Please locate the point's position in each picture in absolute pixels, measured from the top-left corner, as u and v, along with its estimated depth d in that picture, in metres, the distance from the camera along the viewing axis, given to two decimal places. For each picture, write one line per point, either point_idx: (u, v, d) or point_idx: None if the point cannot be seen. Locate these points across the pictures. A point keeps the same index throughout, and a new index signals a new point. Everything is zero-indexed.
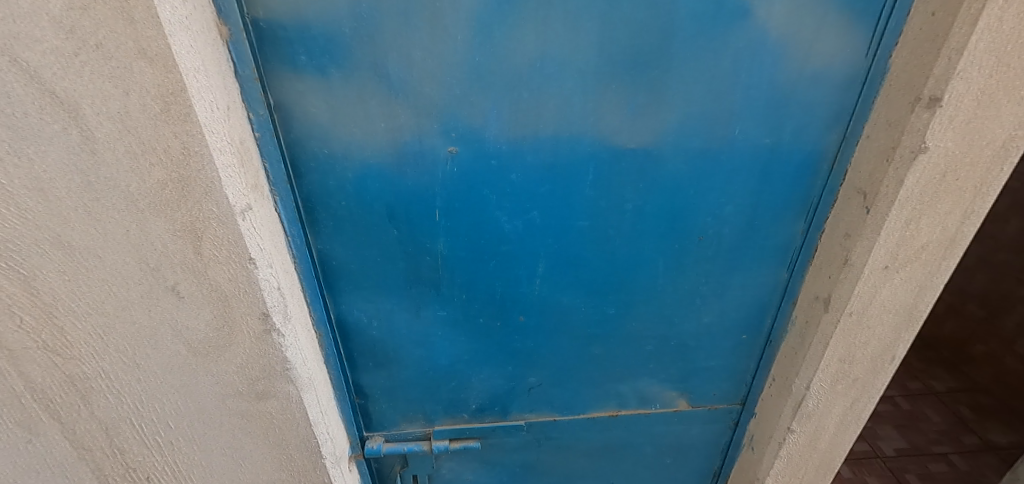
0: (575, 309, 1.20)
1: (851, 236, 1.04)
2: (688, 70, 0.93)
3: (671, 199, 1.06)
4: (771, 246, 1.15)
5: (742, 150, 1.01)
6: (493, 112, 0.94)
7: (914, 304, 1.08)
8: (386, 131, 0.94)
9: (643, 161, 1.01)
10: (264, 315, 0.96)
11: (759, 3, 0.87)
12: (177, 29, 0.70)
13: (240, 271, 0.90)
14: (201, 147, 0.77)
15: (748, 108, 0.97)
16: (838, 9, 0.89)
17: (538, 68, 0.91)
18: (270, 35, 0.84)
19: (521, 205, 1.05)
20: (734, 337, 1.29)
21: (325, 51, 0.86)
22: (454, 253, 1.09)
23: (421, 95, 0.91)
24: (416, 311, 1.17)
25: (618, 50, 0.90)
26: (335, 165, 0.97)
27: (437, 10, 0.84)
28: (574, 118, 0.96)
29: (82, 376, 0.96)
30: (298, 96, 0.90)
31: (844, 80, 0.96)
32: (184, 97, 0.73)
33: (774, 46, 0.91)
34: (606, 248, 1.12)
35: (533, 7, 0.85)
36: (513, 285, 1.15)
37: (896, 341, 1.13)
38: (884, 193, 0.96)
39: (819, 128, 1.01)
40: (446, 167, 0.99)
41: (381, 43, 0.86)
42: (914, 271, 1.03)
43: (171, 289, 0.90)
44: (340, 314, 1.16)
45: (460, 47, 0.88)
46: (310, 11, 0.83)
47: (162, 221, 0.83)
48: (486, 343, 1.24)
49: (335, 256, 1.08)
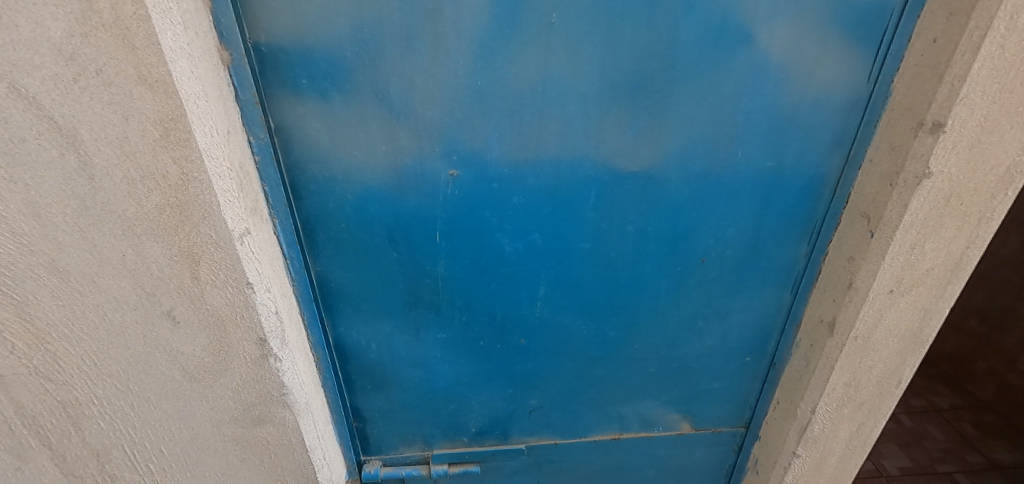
0: (576, 331, 1.19)
1: (855, 260, 1.03)
2: (690, 94, 0.92)
3: (674, 221, 1.06)
4: (775, 268, 1.14)
5: (744, 173, 1.01)
6: (494, 136, 0.93)
7: (920, 328, 1.07)
8: (387, 154, 0.93)
9: (645, 183, 1.01)
10: (262, 340, 0.94)
11: (761, 29, 0.87)
12: (179, 56, 0.70)
13: (238, 295, 0.88)
14: (200, 173, 0.76)
15: (750, 131, 0.96)
16: (840, 34, 0.89)
17: (539, 92, 0.90)
18: (271, 60, 0.84)
19: (522, 227, 1.04)
20: (737, 359, 1.28)
21: (326, 74, 0.86)
22: (454, 275, 1.08)
23: (423, 118, 0.91)
24: (415, 333, 1.15)
25: (620, 74, 0.90)
26: (335, 187, 0.96)
27: (440, 34, 0.84)
28: (576, 142, 0.95)
29: (74, 402, 0.94)
30: (299, 120, 0.89)
31: (847, 103, 0.96)
32: (184, 122, 0.72)
33: (776, 70, 0.91)
34: (608, 270, 1.11)
35: (535, 31, 0.85)
36: (514, 307, 1.14)
37: (902, 364, 1.12)
38: (888, 217, 0.95)
39: (822, 151, 1.00)
40: (447, 189, 0.98)
41: (382, 67, 0.86)
42: (919, 295, 1.02)
43: (167, 314, 0.88)
44: (338, 336, 1.14)
45: (461, 71, 0.87)
46: (312, 36, 0.82)
47: (159, 245, 0.82)
48: (486, 365, 1.22)
49: (334, 278, 1.06)
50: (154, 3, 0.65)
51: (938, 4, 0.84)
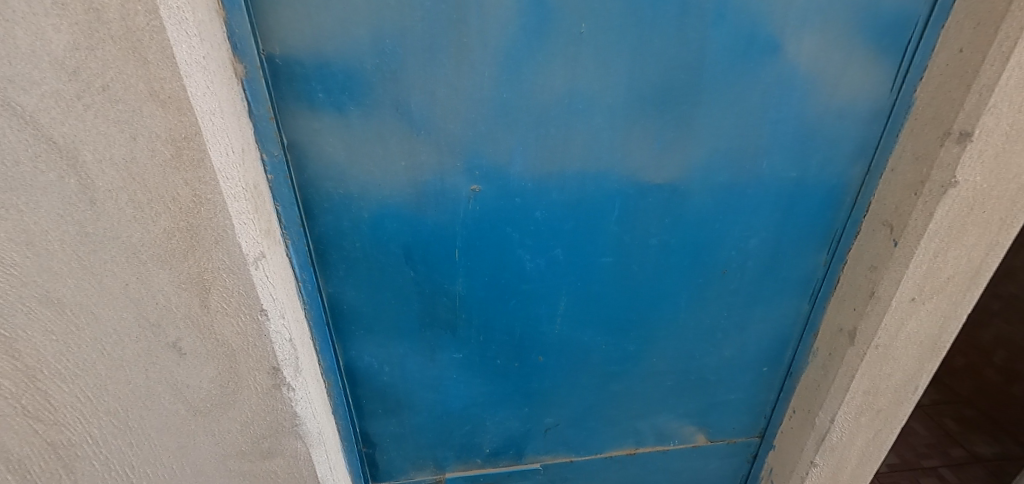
0: (595, 347, 1.16)
1: (877, 269, 1.02)
2: (718, 105, 0.90)
3: (697, 234, 1.04)
4: (794, 278, 1.13)
5: (768, 184, 1.00)
6: (518, 149, 0.90)
7: (939, 335, 1.07)
8: (406, 170, 0.89)
9: (670, 196, 0.98)
10: (275, 370, 0.87)
11: (789, 39, 0.86)
12: (194, 70, 0.64)
13: (250, 323, 0.81)
14: (213, 194, 0.70)
15: (775, 142, 0.95)
16: (866, 45, 0.88)
17: (566, 104, 0.87)
18: (287, 73, 0.79)
19: (544, 243, 1.00)
20: (754, 370, 1.27)
21: (345, 88, 0.81)
22: (472, 293, 1.04)
23: (444, 132, 0.86)
24: (430, 354, 1.10)
25: (648, 85, 0.87)
26: (350, 205, 0.91)
27: (465, 44, 0.80)
28: (602, 155, 0.92)
29: (66, 442, 0.84)
30: (314, 135, 0.84)
31: (869, 114, 0.95)
32: (199, 141, 0.66)
33: (802, 80, 0.90)
34: (629, 283, 1.08)
35: (564, 42, 0.82)
36: (532, 325, 1.10)
37: (920, 371, 1.11)
38: (912, 225, 0.95)
39: (844, 161, 1.00)
40: (468, 205, 0.94)
41: (403, 79, 0.82)
42: (939, 302, 1.02)
43: (172, 346, 0.80)
44: (349, 360, 1.08)
45: (487, 83, 0.84)
46: (331, 47, 0.78)
47: (166, 272, 0.74)
48: (502, 384, 1.18)
49: (346, 300, 1.01)
50: (170, 13, 0.60)
51: (965, 14, 0.84)
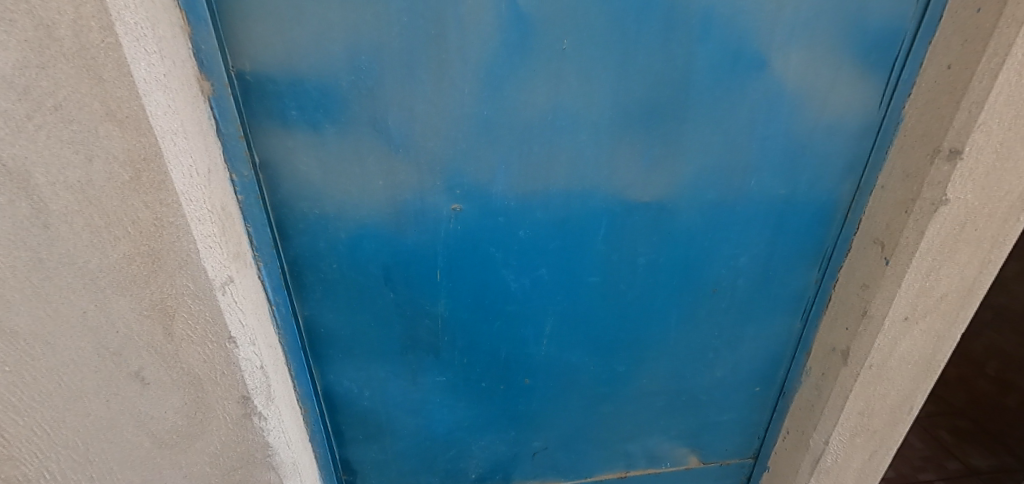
0: (583, 368, 1.13)
1: (869, 287, 1.00)
2: (705, 122, 0.88)
3: (686, 253, 1.01)
4: (786, 296, 1.11)
5: (757, 202, 0.97)
6: (501, 168, 0.87)
7: (933, 355, 1.04)
8: (385, 189, 0.86)
9: (657, 214, 0.96)
10: (244, 399, 0.83)
11: (776, 55, 0.84)
12: (154, 88, 0.61)
13: (218, 351, 0.78)
14: (176, 218, 0.67)
15: (764, 159, 0.93)
16: (853, 61, 0.87)
17: (550, 121, 0.84)
18: (257, 89, 0.76)
19: (529, 262, 0.97)
20: (747, 389, 1.24)
21: (319, 105, 0.78)
22: (456, 315, 1.01)
23: (424, 150, 0.84)
24: (412, 377, 1.06)
25: (634, 102, 0.85)
26: (326, 226, 0.87)
27: (444, 61, 0.78)
28: (588, 173, 0.90)
29: (20, 480, 0.78)
30: (287, 153, 0.81)
31: (858, 130, 0.93)
32: (159, 163, 0.63)
33: (791, 96, 0.88)
34: (617, 303, 1.05)
35: (546, 58, 0.80)
36: (518, 346, 1.07)
37: (915, 391, 1.09)
38: (904, 244, 0.92)
39: (834, 178, 0.98)
40: (449, 225, 0.91)
41: (381, 96, 0.79)
42: (933, 321, 1.00)
43: (135, 376, 0.76)
44: (327, 386, 1.04)
45: (467, 100, 0.81)
46: (303, 63, 0.75)
47: (127, 299, 0.70)
48: (488, 408, 1.14)
49: (324, 323, 0.97)
50: (126, 30, 0.57)
51: (952, 30, 0.82)
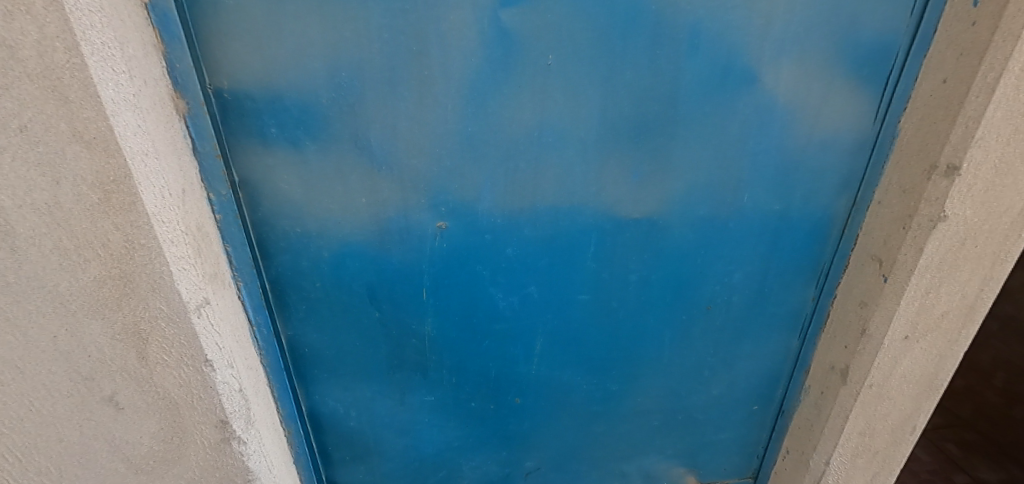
0: (575, 387, 1.10)
1: (868, 305, 0.97)
2: (695, 137, 0.86)
3: (679, 270, 0.99)
4: (782, 313, 1.08)
5: (751, 218, 0.95)
6: (487, 185, 0.85)
7: (935, 374, 1.01)
8: (368, 206, 0.84)
9: (648, 230, 0.94)
10: (223, 423, 0.81)
11: (766, 70, 0.82)
12: (123, 108, 0.59)
13: (194, 374, 0.76)
14: (147, 240, 0.65)
15: (757, 175, 0.91)
16: (847, 75, 0.85)
17: (535, 137, 0.83)
18: (235, 107, 0.74)
19: (517, 280, 0.95)
20: (744, 408, 1.20)
21: (299, 122, 0.76)
22: (443, 334, 0.98)
23: (407, 167, 0.82)
24: (400, 397, 1.04)
25: (622, 117, 0.83)
26: (308, 245, 0.86)
27: (427, 77, 0.76)
28: (576, 190, 0.88)
29: None
30: (267, 171, 0.79)
31: (853, 144, 0.91)
32: (129, 184, 0.61)
33: (783, 111, 0.86)
34: (609, 321, 1.03)
35: (531, 74, 0.78)
36: (508, 365, 1.04)
37: (917, 410, 1.05)
38: (902, 261, 0.90)
39: (829, 193, 0.95)
40: (434, 243, 0.89)
41: (362, 113, 0.77)
42: (934, 339, 0.97)
43: (108, 400, 0.75)
44: (312, 406, 1.02)
45: (451, 117, 0.79)
46: (282, 81, 0.74)
47: (98, 323, 0.69)
48: (478, 428, 1.11)
49: (308, 343, 0.95)
50: (93, 50, 0.55)
51: (947, 44, 0.80)
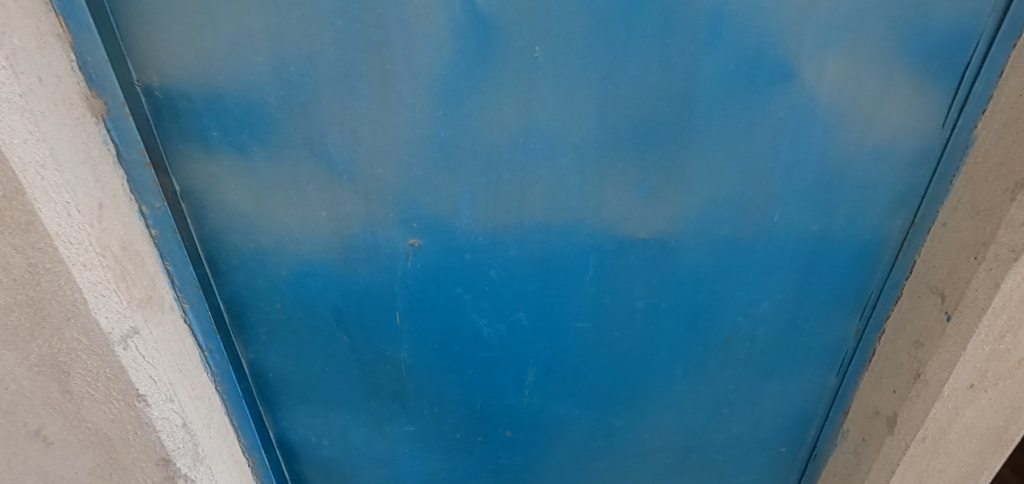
0: (573, 421, 0.98)
1: (923, 346, 0.81)
2: (715, 145, 0.72)
3: (694, 297, 0.85)
4: (818, 347, 0.93)
5: (781, 240, 0.80)
6: (465, 198, 0.73)
7: (1004, 428, 0.83)
8: (328, 221, 0.73)
9: (657, 252, 0.80)
10: (165, 461, 0.72)
11: (806, 64, 0.67)
12: (9, 111, 0.49)
13: (126, 410, 0.67)
14: (52, 263, 0.56)
15: (790, 191, 0.76)
16: (909, 70, 0.69)
17: (521, 144, 0.70)
18: (169, 107, 0.64)
19: (503, 306, 0.83)
20: (770, 450, 1.06)
21: (243, 125, 0.66)
22: (422, 361, 0.88)
23: (372, 178, 0.71)
24: (377, 426, 0.94)
25: (624, 121, 0.70)
26: (264, 263, 0.76)
27: (389, 73, 0.64)
28: (569, 205, 0.75)
29: None
30: (211, 181, 0.69)
31: (913, 155, 0.75)
32: (22, 201, 0.52)
33: (826, 113, 0.70)
34: (611, 352, 0.90)
35: (514, 69, 0.65)
36: (496, 396, 0.93)
37: (979, 467, 0.87)
38: (971, 298, 0.73)
39: (880, 213, 0.79)
40: (407, 262, 0.78)
41: (316, 114, 0.66)
42: (1007, 389, 0.79)
43: (35, 435, 0.67)
44: (281, 433, 0.93)
45: (420, 120, 0.68)
46: (221, 77, 0.63)
47: (12, 355, 0.61)
48: (465, 460, 1.01)
49: (272, 367, 0.86)
50: None
51: None
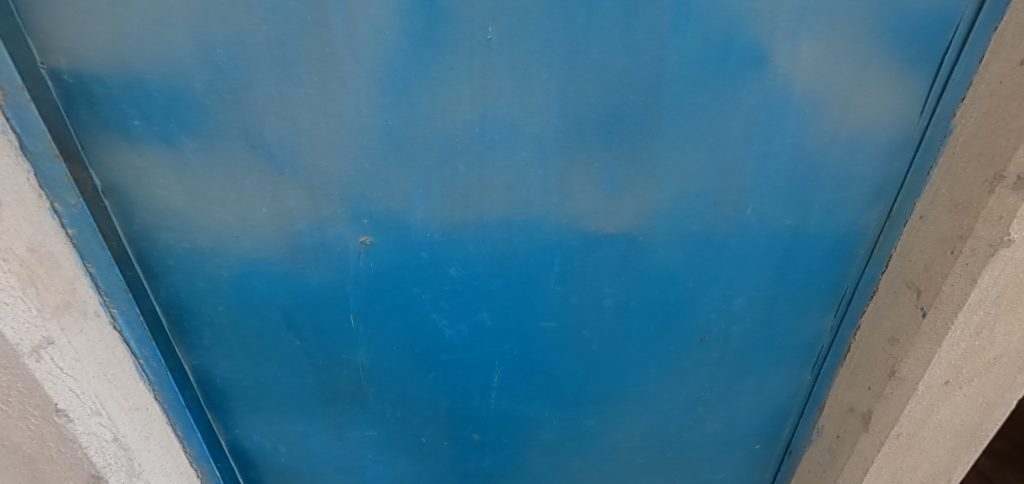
0: (543, 422, 0.94)
1: (899, 343, 0.78)
2: (684, 135, 0.68)
3: (665, 294, 0.81)
4: (792, 344, 0.90)
5: (755, 235, 0.77)
6: (419, 193, 0.68)
7: (979, 424, 0.80)
8: (271, 218, 0.68)
9: (626, 248, 0.76)
10: (95, 478, 0.66)
11: (779, 48, 0.63)
12: None
13: (46, 425, 0.61)
14: None
15: (764, 183, 0.72)
16: (886, 55, 0.65)
17: (477, 135, 0.65)
18: (82, 93, 0.58)
19: (463, 306, 0.79)
20: (745, 447, 1.03)
21: (168, 113, 0.60)
22: (380, 364, 0.83)
23: (316, 171, 0.65)
24: (336, 432, 0.90)
25: (588, 109, 0.65)
26: (203, 263, 0.70)
27: (328, 56, 0.59)
28: (532, 199, 0.70)
29: None
30: (137, 175, 0.63)
31: (891, 145, 0.71)
32: None
33: (800, 101, 0.66)
34: (580, 351, 0.86)
35: (466, 53, 0.60)
36: (460, 398, 0.89)
37: (953, 464, 0.85)
38: (947, 293, 0.70)
39: (856, 206, 0.76)
40: (359, 261, 0.73)
41: (250, 102, 0.60)
42: (982, 386, 0.77)
43: None
44: (233, 441, 0.88)
45: (365, 108, 0.62)
46: (139, 60, 0.57)
47: None
48: (431, 464, 0.96)
49: (219, 373, 0.81)
50: None
51: None
